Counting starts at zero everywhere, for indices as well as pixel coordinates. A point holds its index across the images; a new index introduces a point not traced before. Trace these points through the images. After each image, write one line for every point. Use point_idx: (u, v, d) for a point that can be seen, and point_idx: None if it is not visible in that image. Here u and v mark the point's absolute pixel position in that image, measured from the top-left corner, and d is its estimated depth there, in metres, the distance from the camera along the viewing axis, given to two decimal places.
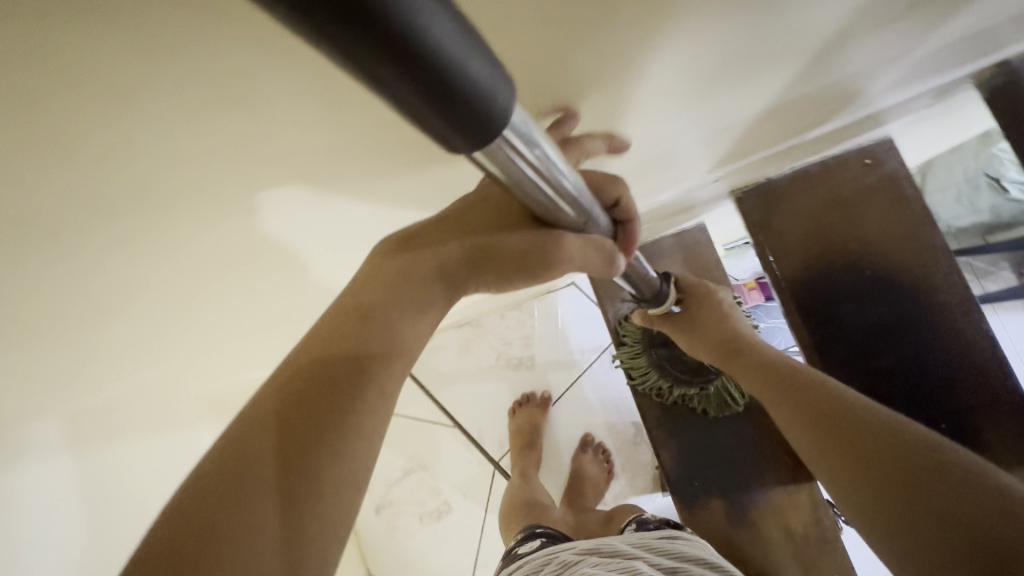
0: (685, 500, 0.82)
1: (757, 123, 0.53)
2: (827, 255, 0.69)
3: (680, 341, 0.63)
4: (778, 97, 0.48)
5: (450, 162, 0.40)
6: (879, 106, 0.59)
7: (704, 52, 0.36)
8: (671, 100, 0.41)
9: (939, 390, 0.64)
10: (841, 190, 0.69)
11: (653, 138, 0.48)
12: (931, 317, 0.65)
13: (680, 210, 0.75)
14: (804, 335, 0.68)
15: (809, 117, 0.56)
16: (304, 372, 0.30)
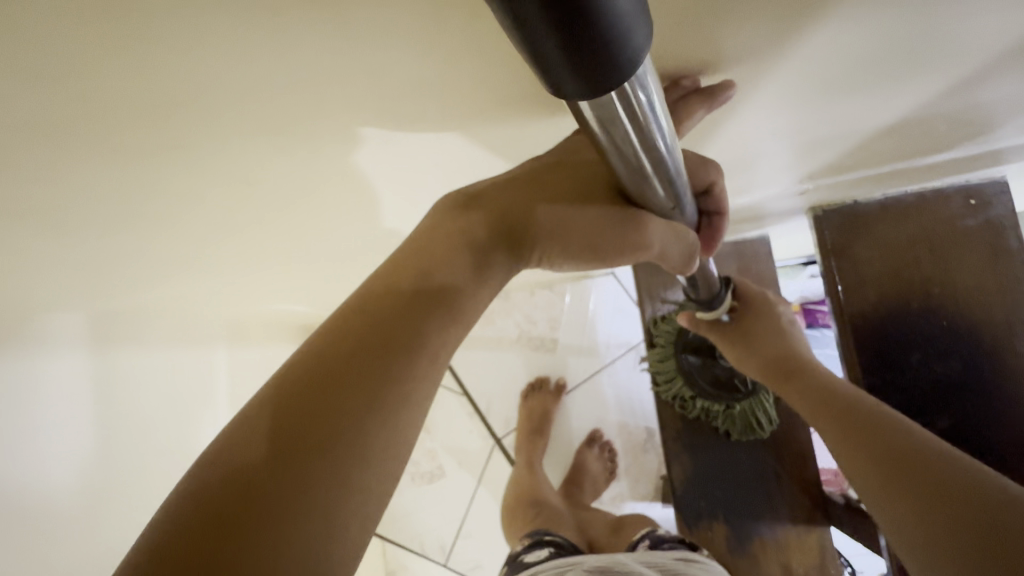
0: (688, 517, 0.79)
1: (871, 138, 0.46)
2: (904, 294, 0.62)
3: (728, 353, 0.58)
4: (907, 112, 0.42)
5: (527, 125, 0.36)
6: (1010, 142, 0.52)
7: (851, 43, 0.30)
8: (790, 95, 0.36)
9: (995, 465, 0.58)
10: (934, 227, 0.62)
11: (753, 135, 0.43)
12: (1005, 385, 0.59)
13: (748, 218, 0.69)
14: (858, 377, 0.63)
15: (930, 140, 0.49)
16: (351, 327, 0.27)
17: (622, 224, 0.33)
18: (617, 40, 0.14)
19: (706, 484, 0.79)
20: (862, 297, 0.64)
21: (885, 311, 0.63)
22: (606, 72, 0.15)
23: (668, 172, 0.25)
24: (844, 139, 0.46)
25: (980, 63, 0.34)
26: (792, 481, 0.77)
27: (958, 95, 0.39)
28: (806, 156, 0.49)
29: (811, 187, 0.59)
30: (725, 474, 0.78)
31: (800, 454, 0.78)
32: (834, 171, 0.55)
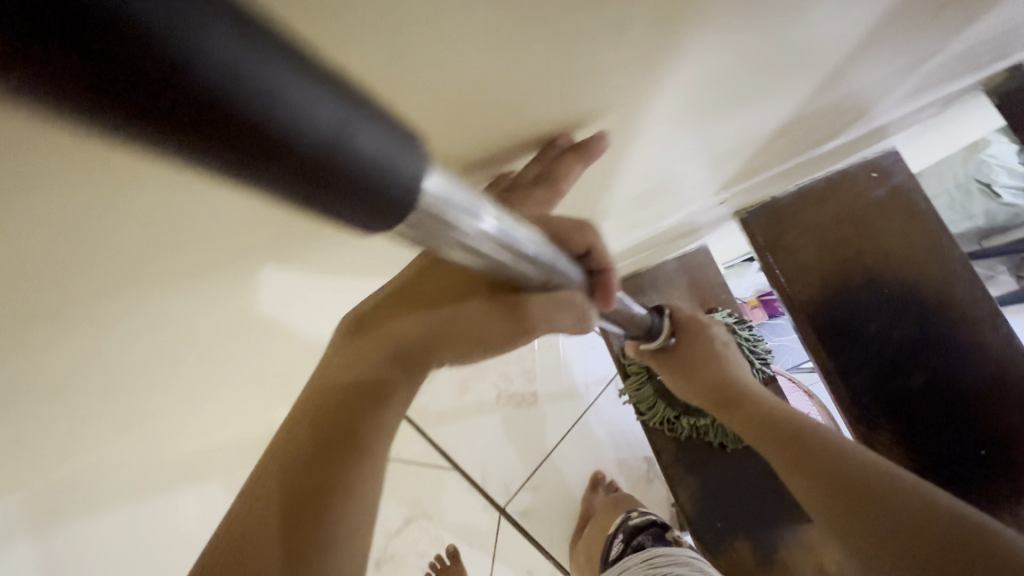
0: (708, 541, 0.77)
1: (766, 141, 0.50)
2: (842, 274, 0.65)
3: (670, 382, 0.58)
4: (789, 114, 0.45)
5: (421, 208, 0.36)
6: (887, 119, 0.57)
7: (714, 68, 0.32)
8: (675, 123, 0.38)
9: (976, 414, 0.59)
10: (849, 206, 0.66)
11: (660, 163, 0.45)
12: (960, 335, 0.61)
13: (683, 233, 0.71)
14: (825, 360, 0.65)
15: (820, 132, 0.52)
16: (289, 468, 0.34)
17: (501, 310, 0.35)
18: (384, 176, 0.14)
19: (717, 504, 0.77)
20: (805, 286, 0.66)
21: (830, 295, 0.65)
22: (382, 207, 0.14)
23: (529, 258, 0.25)
24: (742, 148, 0.49)
25: (831, 61, 0.37)
26: None
27: (824, 90, 0.42)
28: (714, 171, 0.52)
29: (729, 196, 0.62)
30: (732, 488, 0.77)
31: None
32: (745, 179, 0.58)
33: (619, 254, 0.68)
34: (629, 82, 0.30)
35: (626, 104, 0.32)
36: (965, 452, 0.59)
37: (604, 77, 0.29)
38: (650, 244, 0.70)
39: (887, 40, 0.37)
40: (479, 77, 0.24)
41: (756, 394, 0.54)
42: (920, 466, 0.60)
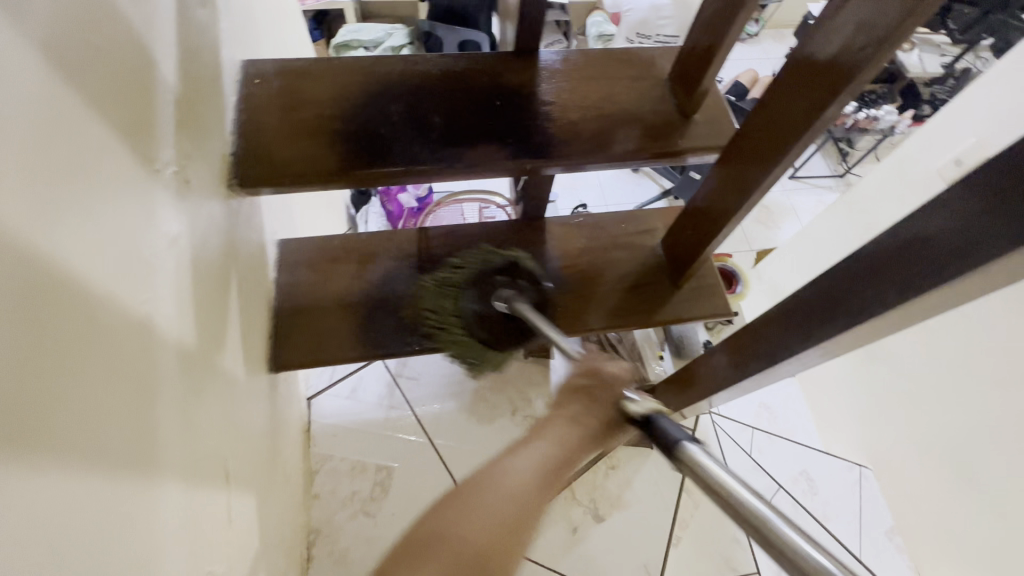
0: (545, 324, 0.84)
1: (147, 101, 0.49)
2: (595, 397, 0.66)
3: (599, 412, 0.65)
4: (116, 63, 0.45)
5: (77, 260, 0.38)
6: (198, 28, 0.62)
7: (13, 60, 0.33)
8: (26, 154, 0.33)
9: (469, 97, 0.76)
10: (606, 391, 0.67)
11: (96, 181, 0.41)
12: (413, 81, 0.76)
13: (234, 246, 0.68)
14: (400, 170, 0.70)
15: (168, 66, 0.54)
16: (519, 496, 0.53)
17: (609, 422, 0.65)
18: None
19: (512, 308, 0.84)
20: (577, 411, 0.64)
21: (584, 389, 0.66)
22: None
23: None
24: (130, 114, 0.46)
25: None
26: (509, 241, 0.88)
27: (99, 24, 0.43)
28: (147, 156, 0.48)
29: (204, 176, 0.60)
30: (506, 290, 0.84)
31: (485, 231, 0.88)
32: (186, 144, 0.56)
33: (213, 305, 0.59)
34: (51, 183, 0.36)
35: None
36: (497, 109, 0.76)
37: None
38: (222, 271, 0.63)
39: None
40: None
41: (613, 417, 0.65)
42: (501, 144, 0.74)
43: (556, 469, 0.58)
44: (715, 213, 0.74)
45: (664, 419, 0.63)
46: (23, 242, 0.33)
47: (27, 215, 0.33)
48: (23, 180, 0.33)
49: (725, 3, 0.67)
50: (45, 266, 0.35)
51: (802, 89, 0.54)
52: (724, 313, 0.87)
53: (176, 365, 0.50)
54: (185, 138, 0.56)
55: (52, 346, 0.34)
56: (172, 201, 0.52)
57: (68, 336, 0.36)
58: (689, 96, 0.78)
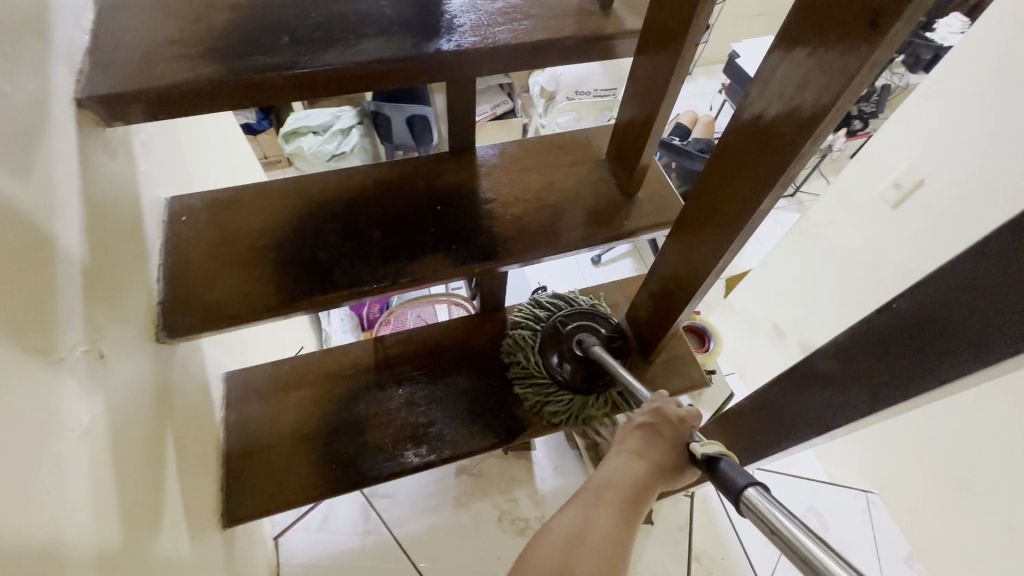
0: (520, 425, 0.79)
1: (42, 287, 0.45)
2: (655, 431, 0.57)
3: (646, 454, 0.55)
4: (3, 259, 0.41)
5: None
6: (110, 181, 0.59)
7: None
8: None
9: (407, 205, 0.74)
10: (672, 429, 0.58)
11: None
12: (349, 196, 0.74)
13: (170, 401, 0.62)
14: (341, 293, 0.67)
15: (73, 237, 0.51)
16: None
17: (676, 461, 0.56)
18: None
19: (482, 412, 0.79)
20: (640, 453, 0.56)
21: (653, 425, 0.58)
22: None
23: None
24: (21, 309, 0.42)
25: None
26: (470, 340, 0.84)
27: None
28: (42, 347, 0.43)
29: (123, 341, 0.55)
30: (474, 393, 0.80)
31: (444, 331, 0.85)
32: (98, 314, 0.52)
33: (145, 480, 0.53)
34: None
35: None
36: (438, 215, 0.74)
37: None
38: (153, 437, 0.57)
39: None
40: None
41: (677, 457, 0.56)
42: (446, 250, 0.71)
43: (613, 529, 0.49)
44: (675, 287, 0.72)
45: (728, 461, 0.52)
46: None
47: None
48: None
49: (648, 88, 0.68)
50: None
51: (742, 166, 0.53)
52: (700, 383, 0.84)
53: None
54: (96, 307, 0.52)
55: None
56: (83, 386, 0.47)
57: None
58: (628, 176, 0.77)
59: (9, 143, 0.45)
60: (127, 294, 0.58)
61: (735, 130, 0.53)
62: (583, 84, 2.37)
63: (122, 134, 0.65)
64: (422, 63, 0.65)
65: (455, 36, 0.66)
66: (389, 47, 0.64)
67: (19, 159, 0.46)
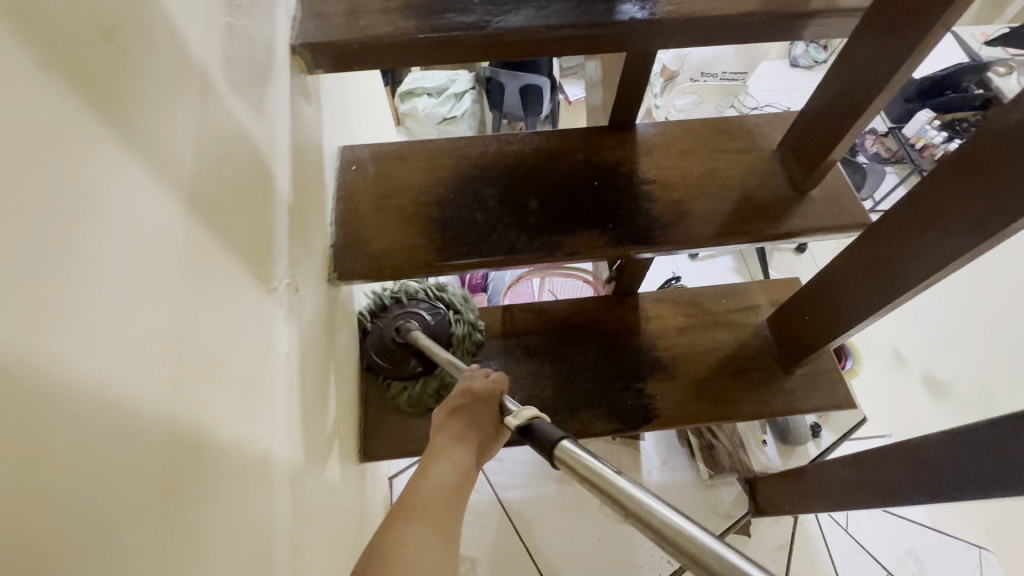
0: (643, 416, 0.78)
1: (267, 221, 0.49)
2: (467, 414, 0.54)
3: (449, 433, 0.52)
4: (245, 190, 0.45)
5: (213, 414, 0.37)
6: (306, 126, 0.63)
7: (163, 223, 0.33)
8: (164, 314, 0.32)
9: (564, 178, 0.73)
10: (479, 409, 0.54)
11: (227, 325, 0.40)
12: (507, 163, 0.74)
13: (333, 338, 0.67)
14: (496, 259, 0.68)
15: (284, 176, 0.54)
16: None
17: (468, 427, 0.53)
18: None
19: (607, 395, 0.79)
20: (453, 437, 0.52)
21: (462, 408, 0.54)
22: None
23: None
24: (253, 239, 0.46)
25: (195, 130, 0.38)
26: (599, 319, 0.83)
27: (232, 155, 0.43)
28: (265, 277, 0.47)
29: (310, 278, 0.59)
30: (601, 375, 0.79)
31: (574, 309, 0.84)
32: (297, 251, 0.56)
33: (317, 408, 0.58)
34: (188, 337, 0.34)
35: (109, 368, 0.27)
36: (595, 191, 0.72)
37: (112, 351, 0.28)
38: (322, 369, 0.61)
39: (208, 82, 0.40)
40: (146, 334, 0.30)
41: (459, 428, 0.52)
42: (601, 228, 0.70)
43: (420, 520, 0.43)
44: (845, 301, 0.67)
45: (539, 422, 0.44)
46: (161, 412, 0.31)
47: (173, 386, 0.32)
48: (158, 344, 0.31)
49: (858, 77, 0.61)
50: (180, 429, 0.33)
51: (991, 177, 0.47)
52: (844, 404, 0.78)
53: (289, 491, 0.48)
54: (295, 244, 0.56)
55: (179, 511, 0.32)
56: (286, 315, 0.51)
57: (199, 496, 0.34)
58: (804, 171, 0.71)
59: (252, 82, 0.48)
60: (313, 236, 0.62)
61: (992, 129, 0.47)
62: (711, 66, 2.26)
63: (316, 82, 0.68)
64: (610, 30, 0.63)
65: (647, 4, 0.63)
66: (578, 11, 0.62)
67: (257, 98, 0.49)
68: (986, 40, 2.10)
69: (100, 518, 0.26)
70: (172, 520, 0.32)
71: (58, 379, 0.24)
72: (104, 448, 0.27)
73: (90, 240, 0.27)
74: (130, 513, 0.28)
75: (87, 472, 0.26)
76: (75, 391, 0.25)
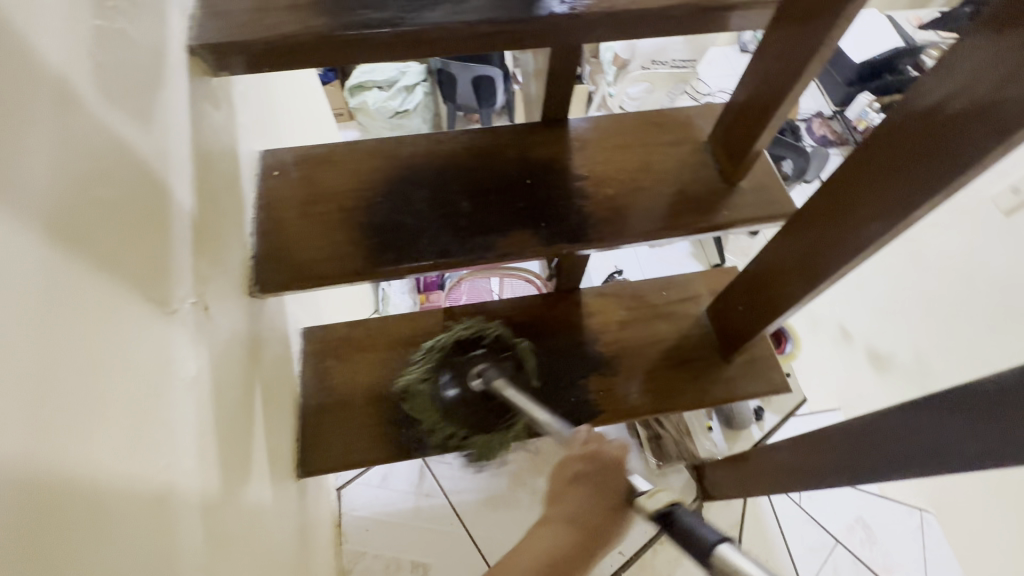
0: (587, 412, 0.78)
1: (161, 239, 0.46)
2: (592, 480, 0.57)
3: (556, 507, 0.56)
4: (129, 208, 0.41)
5: (91, 455, 0.34)
6: (214, 131, 0.59)
7: (13, 253, 0.30)
8: (16, 354, 0.29)
9: (496, 177, 0.72)
10: (609, 479, 0.57)
11: (107, 356, 0.37)
12: (437, 163, 0.72)
13: (258, 354, 0.64)
14: (426, 263, 0.66)
15: (185, 188, 0.51)
16: None
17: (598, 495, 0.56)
18: None
19: (551, 394, 0.78)
20: (571, 511, 0.56)
21: (584, 476, 0.57)
22: None
23: None
24: (144, 260, 0.43)
25: (55, 147, 0.34)
26: (543, 317, 0.82)
27: (108, 170, 0.40)
28: (162, 299, 0.45)
29: (224, 294, 0.56)
30: (546, 373, 0.79)
31: (516, 307, 0.83)
32: (205, 266, 0.53)
33: (237, 429, 0.55)
34: (52, 374, 0.32)
35: None
36: (527, 189, 0.71)
37: None
38: (244, 388, 0.59)
39: (69, 94, 0.36)
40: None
41: (586, 495, 0.57)
42: (534, 227, 0.69)
43: None
44: (775, 289, 0.68)
45: (685, 512, 0.51)
46: (15, 463, 0.29)
47: (34, 430, 0.30)
48: (7, 388, 0.29)
49: (777, 69, 0.62)
50: (43, 478, 0.30)
51: (897, 168, 0.49)
52: (779, 388, 0.80)
53: (201, 523, 0.45)
54: (203, 259, 0.53)
55: (49, 566, 0.30)
56: (191, 336, 0.48)
57: (76, 545, 0.32)
58: (733, 162, 0.72)
59: (134, 90, 0.45)
60: (228, 248, 0.59)
61: (895, 120, 0.48)
62: (662, 54, 2.27)
63: (226, 83, 0.64)
64: (531, 24, 0.61)
65: None
66: (497, 5, 0.60)
67: (142, 106, 0.45)
68: (920, 24, 2.17)
69: None
70: (41, 574, 0.29)
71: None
72: None
73: None
74: None
75: None
76: None
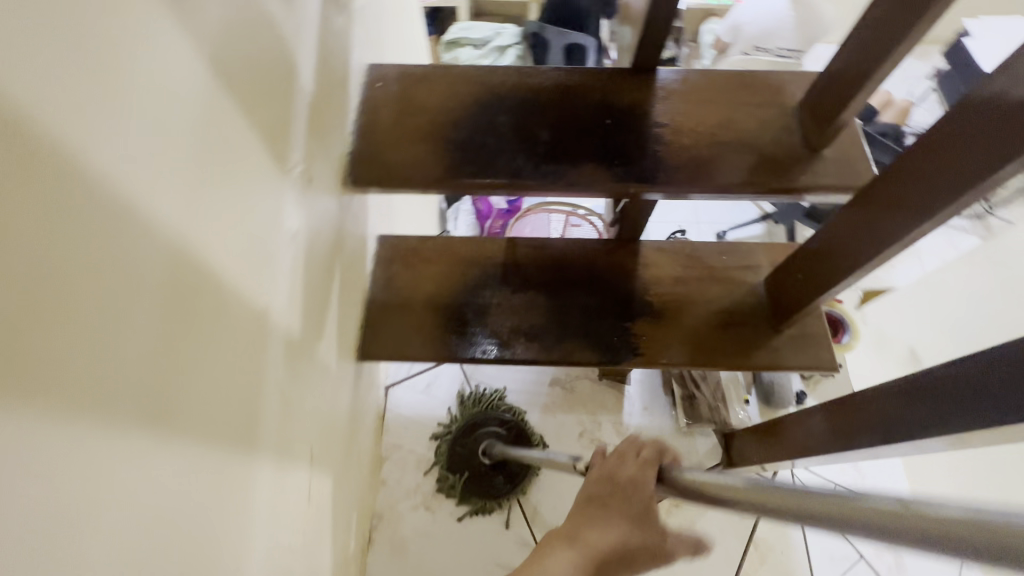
0: (626, 354, 0.81)
1: (285, 107, 0.53)
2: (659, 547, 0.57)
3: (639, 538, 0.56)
4: (266, 71, 0.49)
5: (217, 254, 0.42)
6: (336, 32, 0.66)
7: (186, 71, 0.37)
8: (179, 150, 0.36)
9: (578, 113, 0.75)
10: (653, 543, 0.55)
11: (237, 184, 0.44)
12: (525, 93, 0.76)
13: (343, 239, 0.72)
14: (501, 182, 0.71)
15: (308, 72, 0.58)
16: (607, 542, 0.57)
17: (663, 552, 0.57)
18: None
19: (594, 331, 0.82)
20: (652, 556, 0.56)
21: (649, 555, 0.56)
22: None
23: None
24: (271, 120, 0.50)
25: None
26: (599, 259, 0.85)
27: (257, 34, 0.47)
28: (279, 157, 0.52)
29: (325, 175, 0.64)
30: (592, 313, 0.83)
31: (575, 247, 0.86)
32: (313, 145, 0.60)
33: (318, 293, 0.63)
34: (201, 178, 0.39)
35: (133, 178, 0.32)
36: (606, 129, 0.74)
37: (137, 165, 0.33)
38: (328, 263, 0.67)
39: None
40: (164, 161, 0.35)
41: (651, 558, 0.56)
42: (607, 164, 0.72)
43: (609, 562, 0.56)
44: (832, 262, 0.67)
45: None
46: (171, 233, 0.36)
47: (185, 214, 0.37)
48: (172, 175, 0.36)
49: (876, 33, 0.60)
50: (186, 255, 0.38)
51: (976, 132, 0.47)
52: (826, 366, 0.79)
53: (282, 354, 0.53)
54: (313, 138, 0.60)
55: (181, 323, 0.37)
56: (295, 198, 0.56)
57: (201, 319, 0.40)
58: (819, 129, 0.71)
59: None
60: (333, 139, 0.67)
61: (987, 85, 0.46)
62: (766, 40, 2.10)
63: None
64: None
65: None
66: None
67: None
68: None
69: (116, 298, 0.31)
70: (177, 325, 0.37)
71: (86, 166, 0.29)
72: (124, 243, 0.32)
73: (121, 64, 0.31)
74: (143, 306, 0.33)
75: (110, 257, 0.31)
76: (105, 184, 0.30)
